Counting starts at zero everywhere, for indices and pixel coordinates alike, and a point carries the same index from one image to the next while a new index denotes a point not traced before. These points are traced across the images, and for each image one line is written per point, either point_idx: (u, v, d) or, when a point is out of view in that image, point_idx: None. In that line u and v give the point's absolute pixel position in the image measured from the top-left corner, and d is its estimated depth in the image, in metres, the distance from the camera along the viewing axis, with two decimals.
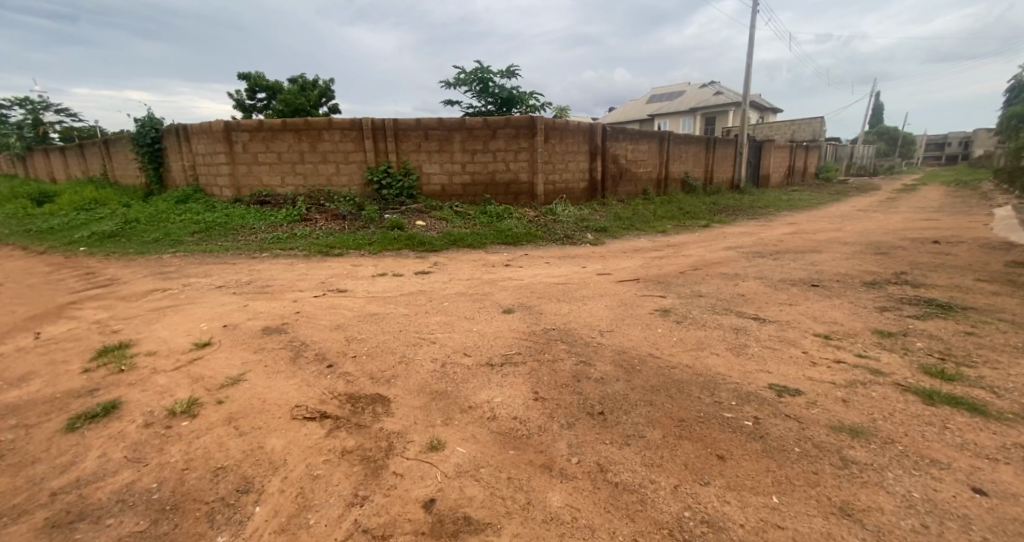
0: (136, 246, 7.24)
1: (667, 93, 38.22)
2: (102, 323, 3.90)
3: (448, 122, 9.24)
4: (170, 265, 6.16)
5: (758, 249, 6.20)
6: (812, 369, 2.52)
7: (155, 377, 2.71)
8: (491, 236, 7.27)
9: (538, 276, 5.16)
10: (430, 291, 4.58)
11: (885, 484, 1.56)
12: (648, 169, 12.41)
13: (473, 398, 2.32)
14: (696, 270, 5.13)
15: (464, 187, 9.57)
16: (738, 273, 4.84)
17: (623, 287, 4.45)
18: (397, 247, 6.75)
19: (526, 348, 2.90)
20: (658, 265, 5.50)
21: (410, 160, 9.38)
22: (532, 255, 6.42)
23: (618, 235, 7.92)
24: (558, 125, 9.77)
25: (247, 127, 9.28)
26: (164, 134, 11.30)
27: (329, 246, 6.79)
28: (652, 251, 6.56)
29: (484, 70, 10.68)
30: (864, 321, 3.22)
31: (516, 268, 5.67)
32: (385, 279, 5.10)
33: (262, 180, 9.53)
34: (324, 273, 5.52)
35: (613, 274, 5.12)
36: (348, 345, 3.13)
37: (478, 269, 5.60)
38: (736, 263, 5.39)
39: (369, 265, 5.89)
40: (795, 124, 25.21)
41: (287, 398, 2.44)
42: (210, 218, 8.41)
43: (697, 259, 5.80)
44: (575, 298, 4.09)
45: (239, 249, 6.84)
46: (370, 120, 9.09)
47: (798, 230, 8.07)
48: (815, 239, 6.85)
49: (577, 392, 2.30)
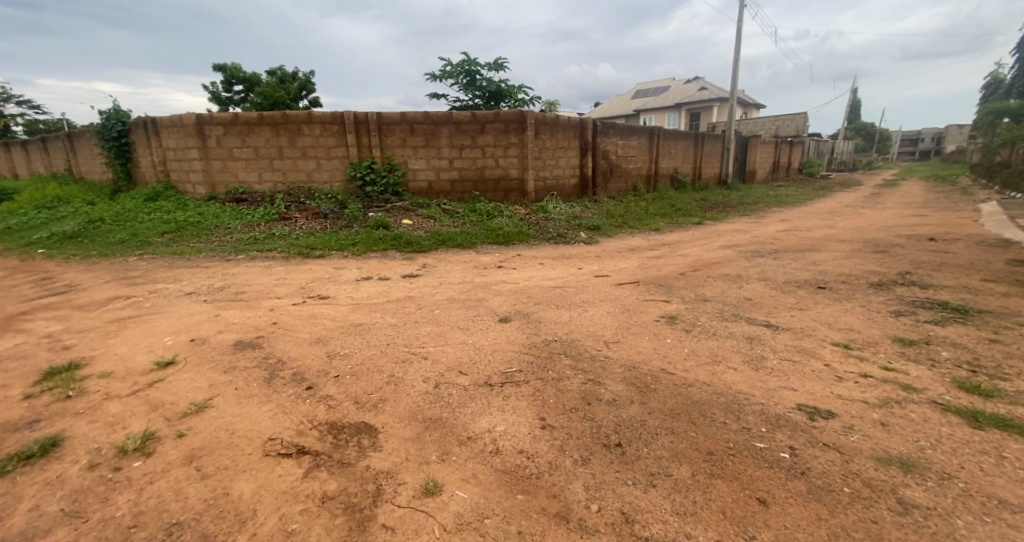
0: (100, 248, 6.78)
1: (651, 88, 38.26)
2: (54, 337, 3.53)
3: (434, 116, 8.90)
4: (136, 269, 5.75)
5: (756, 248, 6.04)
6: (839, 385, 2.32)
7: (107, 405, 2.39)
8: (481, 235, 7.01)
9: (532, 279, 4.90)
10: (419, 297, 4.30)
11: (958, 536, 1.36)
12: (638, 165, 12.26)
13: (472, 427, 2.08)
14: (696, 271, 4.94)
15: (451, 184, 9.26)
16: (739, 274, 4.67)
17: (622, 291, 4.23)
18: (383, 247, 6.43)
19: (528, 365, 2.64)
20: (656, 266, 5.31)
21: (395, 155, 9.03)
22: (524, 255, 6.17)
23: (611, 233, 7.71)
24: (547, 119, 9.51)
25: (221, 121, 8.82)
26: (133, 128, 10.72)
27: (310, 247, 6.45)
28: (648, 251, 6.38)
29: (471, 62, 10.34)
30: (882, 328, 3.05)
31: (508, 270, 5.40)
32: (370, 284, 4.80)
33: (237, 176, 9.07)
34: (305, 277, 5.19)
35: (611, 276, 4.91)
36: (331, 362, 2.84)
37: (469, 271, 5.33)
38: (736, 263, 5.21)
39: (353, 267, 5.57)
40: (779, 119, 25.42)
41: (260, 429, 2.16)
42: (182, 218, 7.95)
43: (695, 259, 5.64)
44: (575, 305, 3.85)
45: (212, 251, 6.44)
46: (352, 114, 8.71)
47: (791, 227, 7.96)
48: (810, 237, 6.75)
49: (588, 418, 2.06)
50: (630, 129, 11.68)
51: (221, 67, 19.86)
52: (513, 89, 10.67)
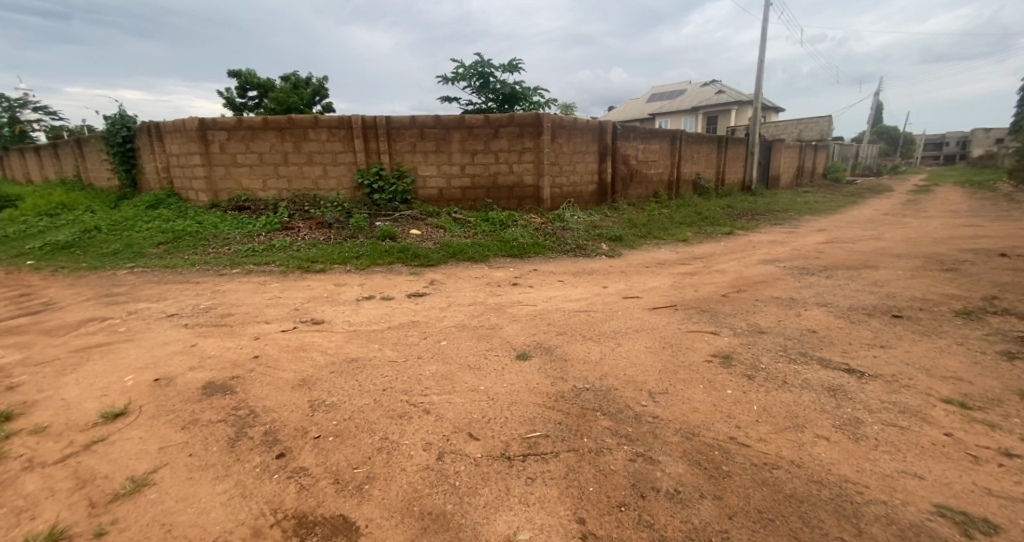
0: (91, 260, 6.42)
1: (667, 91, 37.60)
2: (5, 373, 3.07)
3: (446, 120, 8.42)
4: (122, 284, 5.34)
5: (802, 265, 5.41)
6: (979, 469, 1.72)
7: (23, 482, 1.90)
8: (494, 247, 6.48)
9: (553, 301, 4.35)
10: (424, 323, 3.77)
11: None
12: (659, 170, 11.64)
13: (486, 532, 1.54)
14: (739, 293, 4.35)
15: (463, 191, 8.76)
16: (792, 296, 4.05)
17: (658, 319, 3.64)
18: (388, 260, 5.95)
19: (557, 427, 2.08)
20: (691, 287, 4.73)
21: (404, 161, 8.56)
22: (541, 270, 5.63)
23: (635, 244, 7.13)
24: (565, 123, 8.98)
25: (225, 125, 8.45)
26: (137, 133, 10.44)
27: (310, 259, 5.98)
28: (679, 266, 5.78)
29: (484, 64, 9.87)
30: (999, 378, 2.42)
31: (525, 288, 4.85)
32: (371, 305, 4.30)
33: (241, 183, 8.68)
34: (301, 295, 4.71)
35: (641, 298, 4.33)
36: (313, 417, 2.32)
37: (481, 290, 4.80)
38: (783, 283, 4.59)
39: (355, 284, 5.09)
40: (803, 123, 24.60)
41: (205, 525, 1.64)
42: (180, 227, 7.57)
43: (734, 277, 5.04)
44: (606, 337, 3.28)
45: (206, 263, 6.01)
46: (359, 117, 8.28)
47: (833, 238, 7.29)
48: (858, 250, 6.09)
49: (646, 525, 1.51)
50: (652, 133, 11.09)
51: (235, 73, 19.86)
52: (528, 91, 10.18)
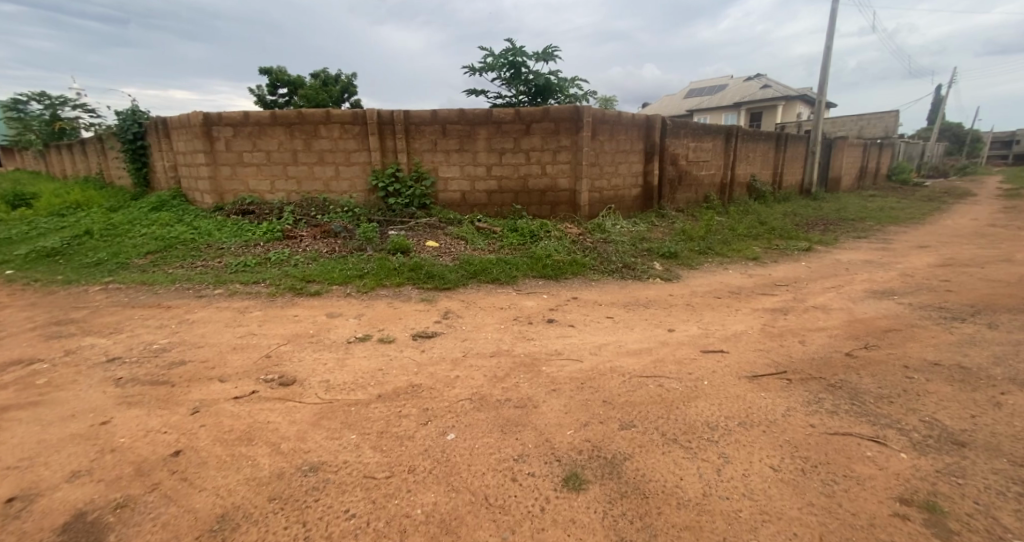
0: (70, 272, 5.66)
1: (709, 86, 35.60)
2: None
3: (471, 114, 7.36)
4: (85, 307, 4.49)
5: (935, 303, 4.09)
6: None
7: None
8: (524, 265, 5.38)
9: (604, 354, 3.22)
10: (427, 393, 2.69)
11: None
12: (711, 172, 10.28)
13: None
14: (869, 351, 3.12)
15: (489, 195, 7.69)
16: (960, 365, 2.79)
17: (771, 405, 2.45)
18: (398, 280, 4.94)
19: None
20: (793, 336, 3.51)
21: (424, 161, 7.59)
22: (583, 300, 4.50)
23: (694, 262, 5.90)
24: (608, 117, 7.78)
25: (230, 120, 7.62)
26: (148, 129, 9.79)
27: (307, 278, 5.03)
28: (762, 297, 4.55)
29: (517, 52, 8.78)
30: None
31: (565, 329, 3.72)
32: (365, 354, 3.27)
33: (247, 184, 7.86)
34: (283, 332, 3.73)
35: (730, 357, 3.12)
36: None
37: (507, 330, 3.70)
38: (928, 335, 3.33)
39: (353, 316, 4.09)
40: (863, 119, 22.57)
41: None
42: (175, 233, 6.78)
43: (846, 320, 3.79)
44: (698, 442, 2.13)
45: (189, 280, 5.14)
46: (375, 112, 7.32)
47: (948, 260, 5.87)
48: (998, 280, 4.71)
49: None
50: (705, 129, 9.75)
51: (267, 70, 19.58)
52: (565, 82, 9.02)
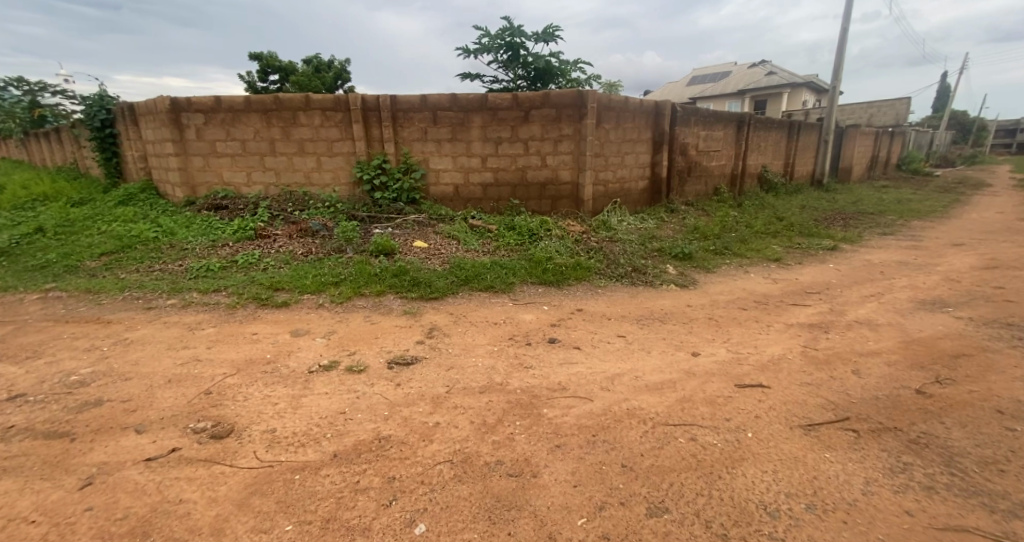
0: (11, 275, 5.03)
1: (713, 73, 34.72)
2: None
3: (464, 100, 6.69)
4: (13, 321, 3.86)
5: (1001, 318, 3.50)
6: None
7: None
8: (521, 269, 4.79)
9: (620, 390, 2.61)
10: (397, 451, 2.09)
11: None
12: (721, 162, 9.64)
13: None
14: (945, 389, 2.53)
15: (484, 188, 7.06)
16: None
17: (846, 477, 1.86)
18: (378, 288, 4.33)
19: None
20: (844, 363, 2.91)
21: (413, 151, 6.95)
22: (589, 312, 3.90)
23: (711, 264, 5.32)
24: (614, 103, 7.13)
25: (200, 106, 6.93)
26: (118, 116, 9.07)
27: (275, 285, 4.42)
28: (796, 309, 3.95)
29: (515, 32, 8.08)
30: None
31: (570, 353, 3.12)
32: (325, 390, 2.66)
33: (221, 176, 7.21)
34: (235, 357, 3.11)
35: (775, 395, 2.52)
36: None
37: (500, 355, 3.09)
38: (1009, 366, 2.75)
39: (320, 334, 3.47)
40: (873, 107, 21.89)
41: None
42: (138, 231, 6.15)
43: (902, 341, 3.20)
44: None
45: (142, 287, 4.52)
46: (359, 97, 6.65)
47: (992, 261, 5.30)
48: None
49: None
50: (716, 117, 9.10)
51: (256, 55, 18.78)
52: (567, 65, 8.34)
